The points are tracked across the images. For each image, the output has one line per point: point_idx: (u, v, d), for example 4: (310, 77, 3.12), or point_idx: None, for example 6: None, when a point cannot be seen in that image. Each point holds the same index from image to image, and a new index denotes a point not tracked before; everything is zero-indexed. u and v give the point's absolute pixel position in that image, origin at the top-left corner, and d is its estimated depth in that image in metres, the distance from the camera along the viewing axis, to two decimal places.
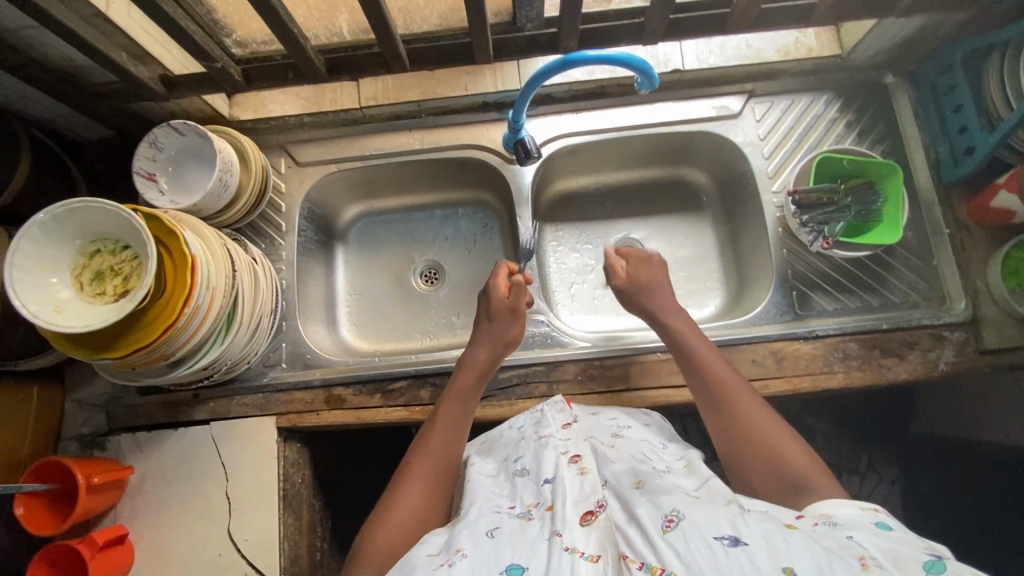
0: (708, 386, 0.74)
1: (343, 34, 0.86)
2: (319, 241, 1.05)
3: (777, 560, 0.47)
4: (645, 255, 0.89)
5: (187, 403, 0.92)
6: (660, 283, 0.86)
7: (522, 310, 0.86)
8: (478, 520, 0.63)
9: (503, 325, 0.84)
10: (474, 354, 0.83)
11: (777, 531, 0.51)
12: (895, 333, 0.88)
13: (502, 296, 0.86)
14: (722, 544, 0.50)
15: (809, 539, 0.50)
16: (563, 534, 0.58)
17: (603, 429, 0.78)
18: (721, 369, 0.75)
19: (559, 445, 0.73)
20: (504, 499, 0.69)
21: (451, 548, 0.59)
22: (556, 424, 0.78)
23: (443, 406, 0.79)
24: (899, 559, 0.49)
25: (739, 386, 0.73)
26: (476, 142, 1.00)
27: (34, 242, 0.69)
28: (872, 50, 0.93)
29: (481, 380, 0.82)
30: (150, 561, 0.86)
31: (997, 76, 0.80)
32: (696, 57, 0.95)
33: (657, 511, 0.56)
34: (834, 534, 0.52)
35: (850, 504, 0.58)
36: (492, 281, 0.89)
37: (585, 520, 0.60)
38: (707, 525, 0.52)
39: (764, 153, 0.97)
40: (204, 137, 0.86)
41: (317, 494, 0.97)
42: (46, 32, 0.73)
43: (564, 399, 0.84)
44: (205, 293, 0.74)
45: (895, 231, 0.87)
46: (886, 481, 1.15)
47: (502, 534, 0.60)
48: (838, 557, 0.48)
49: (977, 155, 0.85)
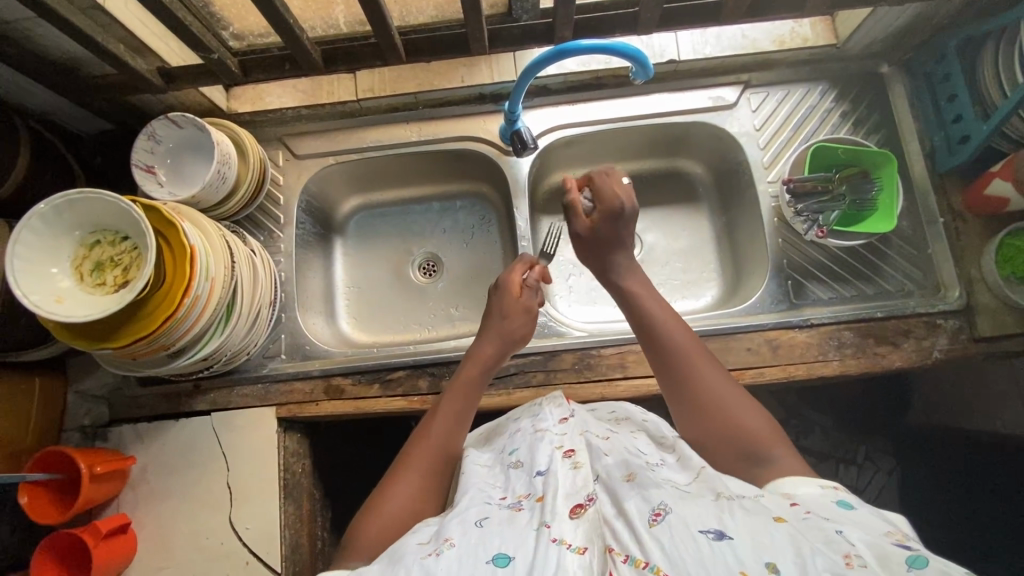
0: (687, 392, 0.72)
1: (340, 25, 0.87)
2: (317, 233, 1.06)
3: (760, 554, 0.48)
4: (617, 209, 0.79)
5: (189, 394, 0.93)
6: (624, 246, 0.80)
7: (534, 310, 0.85)
8: (468, 510, 0.64)
9: (513, 320, 0.82)
10: (481, 347, 0.81)
11: (763, 526, 0.52)
12: (889, 321, 0.88)
13: (515, 293, 0.84)
14: (708, 537, 0.51)
15: (795, 534, 0.51)
16: (551, 525, 0.57)
17: (600, 424, 0.79)
18: (696, 359, 0.73)
19: (554, 439, 0.71)
20: (495, 490, 0.69)
21: (441, 538, 0.60)
22: (552, 419, 0.77)
23: (446, 397, 0.78)
24: (883, 555, 0.50)
25: (714, 375, 0.72)
26: (472, 133, 1.01)
27: (35, 233, 0.70)
28: (868, 40, 0.93)
29: (486, 372, 0.81)
30: (152, 550, 0.87)
31: (992, 63, 0.81)
32: (691, 48, 0.95)
33: (644, 506, 0.57)
34: (822, 527, 0.53)
35: (810, 484, 0.61)
36: (506, 276, 0.86)
37: (574, 513, 0.58)
38: (693, 518, 0.53)
39: (760, 143, 0.97)
40: (203, 130, 0.87)
41: (318, 484, 0.98)
42: (43, 24, 0.73)
43: (563, 394, 0.84)
44: (204, 283, 0.74)
45: (890, 220, 0.88)
46: (884, 471, 1.19)
47: (490, 524, 0.60)
48: (822, 553, 0.49)
49: (972, 145, 0.85)
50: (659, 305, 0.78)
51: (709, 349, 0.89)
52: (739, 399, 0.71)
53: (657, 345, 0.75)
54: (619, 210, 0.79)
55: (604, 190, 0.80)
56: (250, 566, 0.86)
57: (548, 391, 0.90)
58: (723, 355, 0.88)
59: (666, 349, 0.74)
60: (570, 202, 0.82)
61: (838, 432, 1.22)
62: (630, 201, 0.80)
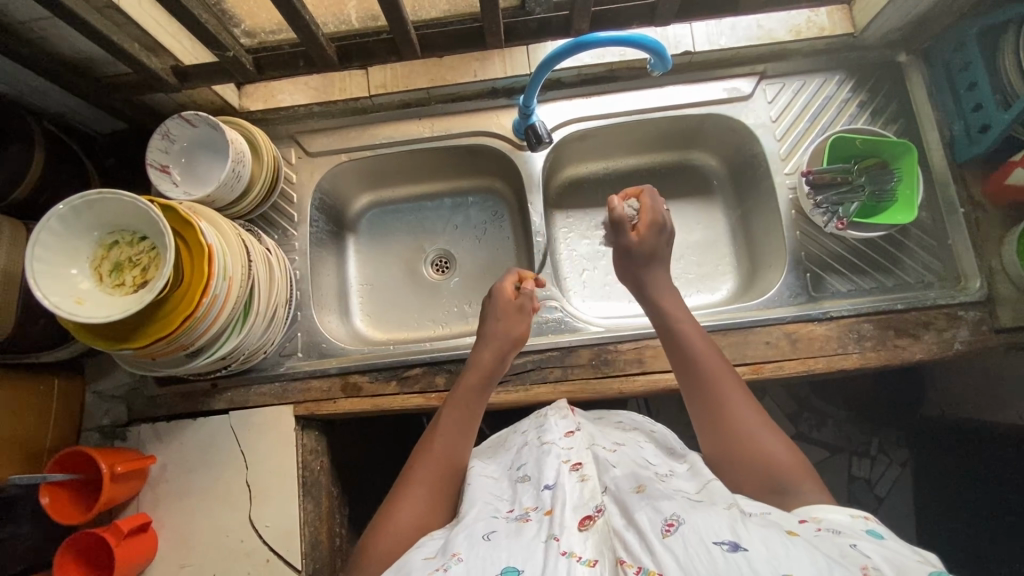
0: (717, 424, 0.71)
1: (351, 21, 0.86)
2: (330, 231, 1.05)
3: (776, 566, 0.48)
4: (659, 220, 0.83)
5: (206, 393, 0.93)
6: (662, 262, 0.84)
7: (530, 310, 0.86)
8: (476, 522, 0.65)
9: (509, 323, 0.83)
10: (479, 356, 0.81)
11: (776, 538, 0.52)
12: (909, 313, 0.88)
13: (508, 297, 0.85)
14: (722, 549, 0.51)
15: (811, 548, 0.51)
16: (560, 538, 0.59)
17: (608, 437, 0.80)
18: (719, 377, 0.73)
19: (561, 453, 0.73)
20: (503, 502, 0.70)
21: (448, 553, 0.60)
22: (558, 431, 0.77)
23: (447, 410, 0.78)
24: (901, 566, 0.51)
25: (735, 393, 0.72)
26: (485, 128, 1.00)
27: (54, 233, 0.70)
28: (886, 28, 0.92)
29: (484, 382, 0.80)
30: (173, 549, 0.87)
31: (1014, 50, 0.80)
32: (707, 38, 0.94)
33: (656, 516, 0.57)
34: (836, 541, 0.54)
35: (839, 513, 0.60)
36: (499, 285, 0.87)
37: (583, 525, 0.61)
38: (706, 529, 0.53)
39: (776, 135, 0.96)
40: (216, 128, 0.87)
41: (335, 481, 0.98)
42: (59, 24, 0.73)
43: (568, 403, 0.84)
44: (222, 283, 0.74)
45: (910, 210, 0.87)
46: (898, 464, 1.19)
47: (499, 537, 0.62)
48: (839, 563, 0.49)
49: (992, 133, 0.84)
50: (692, 322, 0.79)
51: (727, 343, 0.88)
52: (757, 417, 0.71)
53: (680, 363, 0.76)
54: (659, 224, 0.84)
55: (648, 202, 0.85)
56: (271, 564, 0.86)
57: (567, 386, 0.90)
58: (741, 349, 0.88)
59: (689, 369, 0.75)
60: (619, 214, 0.82)
61: (852, 424, 1.22)
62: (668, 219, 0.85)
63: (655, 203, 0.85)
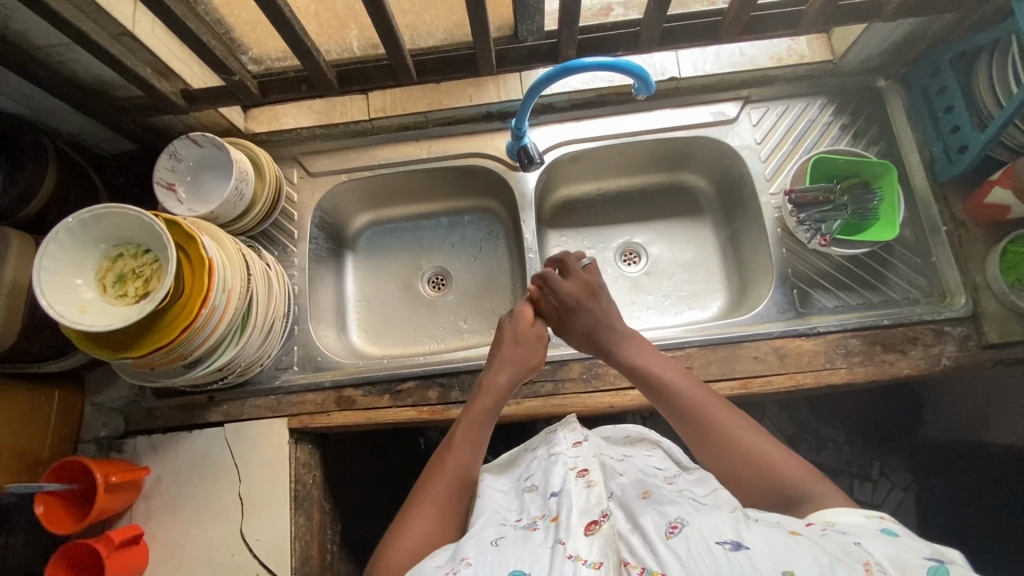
0: (744, 473, 0.70)
1: (354, 49, 0.91)
2: (330, 248, 1.08)
3: (777, 564, 0.49)
4: (572, 303, 0.85)
5: (203, 406, 0.94)
6: (601, 327, 0.84)
7: (546, 338, 0.88)
8: (484, 531, 0.65)
9: (525, 348, 0.85)
10: (493, 377, 0.82)
11: (780, 537, 0.52)
12: (896, 329, 0.89)
13: (526, 323, 0.87)
14: (723, 548, 0.51)
15: (813, 546, 0.51)
16: (566, 542, 0.58)
17: (612, 449, 0.81)
18: (701, 398, 0.75)
19: (569, 461, 0.73)
20: (511, 513, 0.71)
21: (456, 559, 0.61)
22: (566, 442, 0.78)
23: (460, 429, 0.79)
24: (904, 564, 0.51)
25: (730, 416, 0.73)
26: (480, 150, 1.04)
27: (62, 245, 0.72)
28: (863, 56, 0.97)
29: (497, 403, 0.81)
30: (164, 561, 0.88)
31: (989, 75, 0.83)
32: (692, 66, 0.99)
33: (661, 519, 0.58)
34: (841, 539, 0.54)
35: (855, 514, 0.61)
36: (517, 309, 0.89)
37: (590, 529, 0.60)
38: (709, 530, 0.54)
39: (761, 156, 1.00)
40: (222, 148, 0.91)
41: (327, 497, 0.98)
42: (78, 50, 0.78)
43: (577, 418, 0.83)
44: (222, 295, 0.77)
45: (893, 228, 0.89)
46: (900, 487, 1.16)
47: (505, 543, 0.62)
48: (843, 562, 0.49)
49: (970, 155, 0.86)
50: (691, 384, 0.77)
51: (717, 357, 0.90)
52: (751, 430, 0.72)
53: (678, 409, 0.75)
54: (574, 303, 0.85)
55: (557, 289, 0.87)
56: None
57: (558, 401, 0.91)
58: (730, 364, 0.89)
59: (705, 429, 0.73)
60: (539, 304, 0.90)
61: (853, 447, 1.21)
62: (581, 292, 0.86)
63: (558, 288, 0.87)
